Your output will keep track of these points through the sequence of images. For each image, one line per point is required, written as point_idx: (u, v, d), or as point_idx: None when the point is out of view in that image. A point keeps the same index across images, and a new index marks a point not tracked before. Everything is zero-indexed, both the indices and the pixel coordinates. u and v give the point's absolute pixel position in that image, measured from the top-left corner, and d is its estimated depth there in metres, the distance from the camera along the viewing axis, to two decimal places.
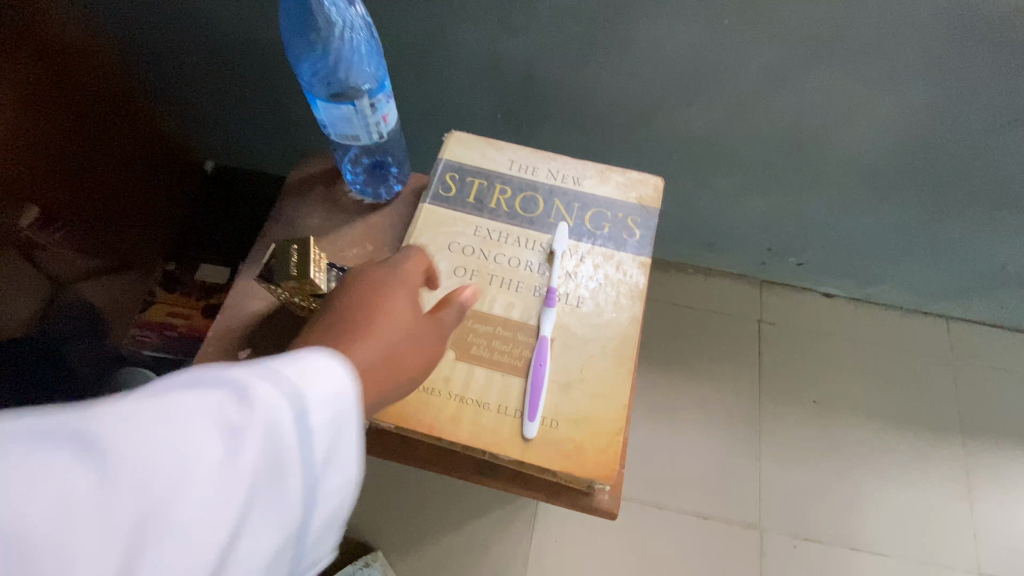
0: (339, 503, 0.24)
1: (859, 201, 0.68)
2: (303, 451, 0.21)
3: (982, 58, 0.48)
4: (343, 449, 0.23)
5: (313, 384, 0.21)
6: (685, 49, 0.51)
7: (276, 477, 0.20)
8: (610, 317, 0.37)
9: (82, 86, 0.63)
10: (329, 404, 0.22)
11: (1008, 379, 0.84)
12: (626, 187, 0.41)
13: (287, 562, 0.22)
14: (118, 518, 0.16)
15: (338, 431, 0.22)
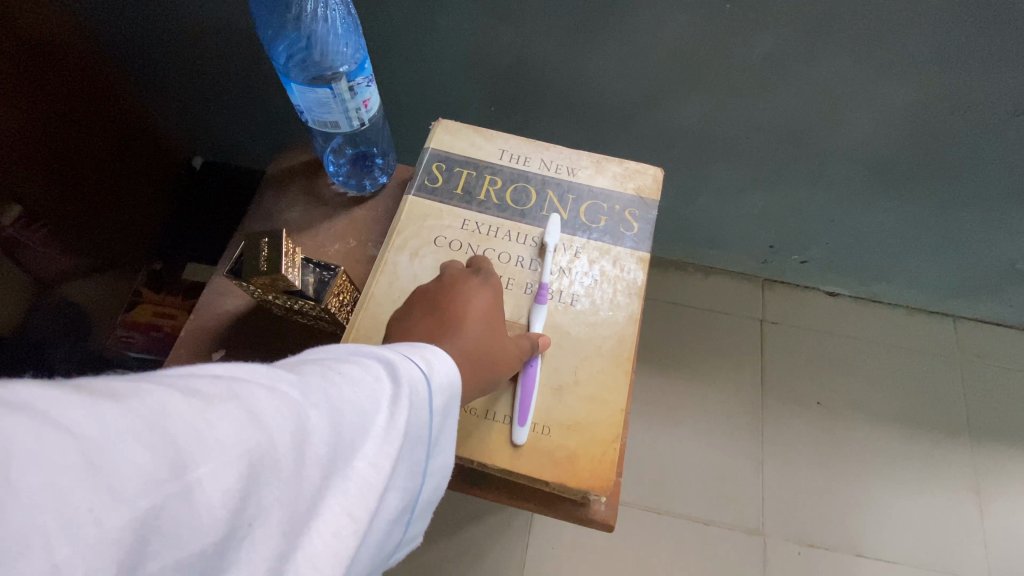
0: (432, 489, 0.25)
1: (865, 196, 0.65)
2: (431, 427, 0.23)
3: (998, 46, 0.45)
4: (449, 433, 0.25)
5: (441, 368, 0.24)
6: (685, 37, 0.49)
7: (411, 451, 0.22)
8: (606, 315, 0.35)
9: (73, 86, 0.61)
10: (450, 389, 0.24)
11: (1016, 378, 0.82)
12: (623, 178, 0.39)
13: (391, 543, 0.23)
14: (315, 472, 0.17)
15: (451, 413, 0.25)
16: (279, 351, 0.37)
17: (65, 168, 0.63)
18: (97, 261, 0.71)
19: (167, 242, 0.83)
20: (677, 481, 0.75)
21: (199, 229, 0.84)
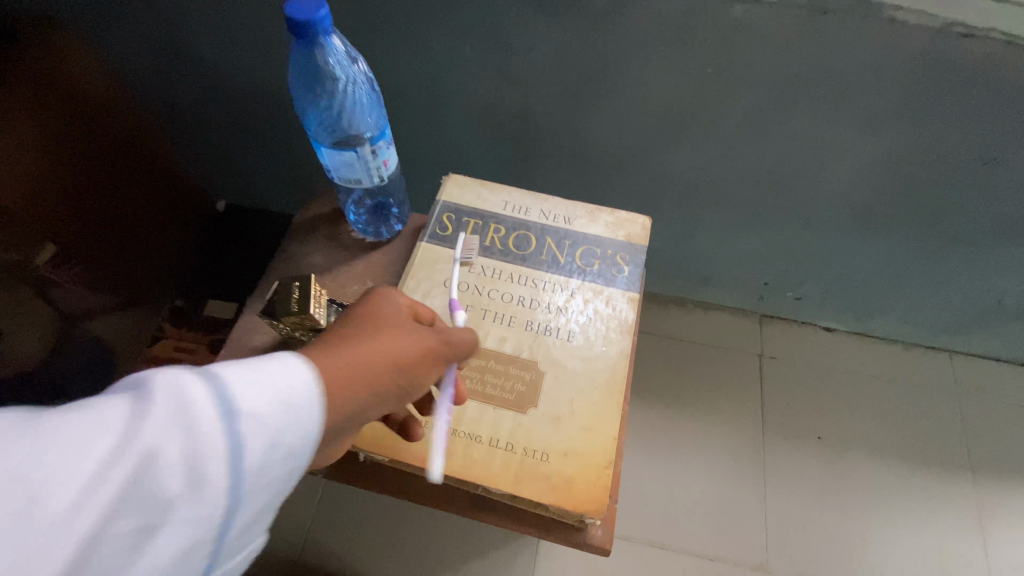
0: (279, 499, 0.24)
1: (851, 236, 0.69)
2: (242, 445, 0.21)
3: (960, 103, 0.49)
4: (286, 448, 0.22)
5: (273, 376, 0.22)
6: (671, 98, 0.54)
7: (209, 471, 0.20)
8: (600, 351, 0.38)
9: (108, 139, 0.68)
10: (283, 399, 0.22)
11: (1015, 413, 0.83)
12: (615, 226, 0.43)
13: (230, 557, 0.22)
14: (16, 493, 0.17)
15: (292, 425, 0.22)
16: None
17: (100, 214, 0.69)
18: (126, 297, 0.77)
19: (191, 280, 0.85)
20: (679, 515, 0.76)
21: (218, 267, 0.86)
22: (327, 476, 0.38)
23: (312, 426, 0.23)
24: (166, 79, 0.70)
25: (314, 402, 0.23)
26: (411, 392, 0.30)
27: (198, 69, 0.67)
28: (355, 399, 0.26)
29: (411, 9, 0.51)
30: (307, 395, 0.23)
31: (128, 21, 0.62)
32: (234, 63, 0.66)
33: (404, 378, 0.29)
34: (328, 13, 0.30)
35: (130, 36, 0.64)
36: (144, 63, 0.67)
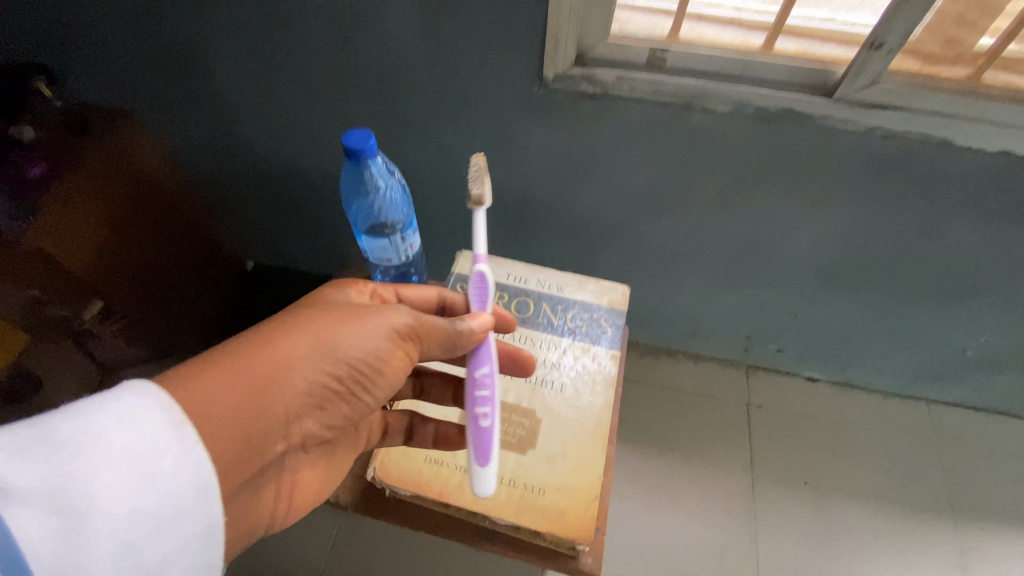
0: (212, 512, 0.28)
1: (818, 295, 0.77)
2: (95, 495, 0.24)
3: (894, 188, 0.58)
4: (112, 466, 0.25)
5: (100, 423, 0.26)
6: (649, 182, 0.63)
7: (89, 521, 0.24)
8: (587, 400, 0.45)
9: (160, 209, 0.77)
10: (123, 439, 0.26)
11: (991, 460, 0.88)
12: (599, 293, 0.51)
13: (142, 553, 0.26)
14: None
15: (146, 457, 0.26)
16: None
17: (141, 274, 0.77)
18: (157, 347, 0.84)
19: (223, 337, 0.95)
20: (675, 561, 0.80)
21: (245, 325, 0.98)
22: (355, 509, 0.44)
23: (188, 445, 0.27)
24: (206, 159, 0.79)
25: (182, 422, 0.27)
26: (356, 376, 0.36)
27: (236, 152, 0.75)
28: (271, 379, 0.32)
29: (428, 112, 0.60)
30: (114, 420, 0.26)
31: (179, 114, 0.72)
32: (268, 147, 0.73)
33: (339, 359, 0.35)
34: (374, 142, 0.39)
35: (179, 126, 0.74)
36: (191, 145, 0.77)
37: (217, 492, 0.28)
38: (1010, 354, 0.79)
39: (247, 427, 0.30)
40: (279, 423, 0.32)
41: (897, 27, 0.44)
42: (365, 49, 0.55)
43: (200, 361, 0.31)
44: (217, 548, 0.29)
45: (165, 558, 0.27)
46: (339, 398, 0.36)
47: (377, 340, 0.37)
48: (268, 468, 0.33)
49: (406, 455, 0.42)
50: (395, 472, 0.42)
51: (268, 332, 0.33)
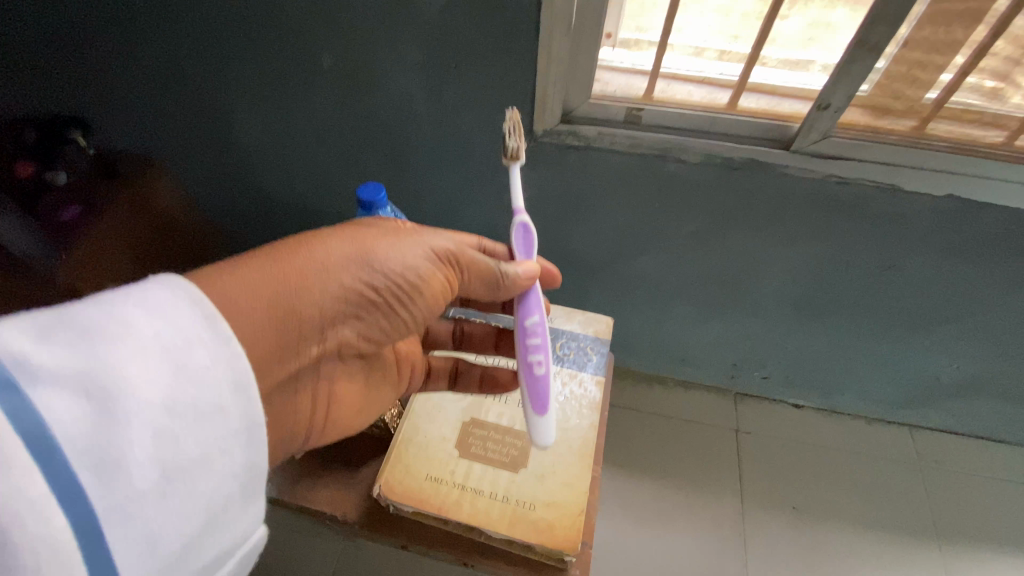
0: (249, 409, 0.27)
1: (796, 325, 0.82)
2: (128, 381, 0.24)
3: (855, 226, 0.63)
4: (137, 355, 0.24)
5: (129, 311, 0.25)
6: (632, 221, 0.69)
7: (123, 404, 0.23)
8: (574, 423, 0.49)
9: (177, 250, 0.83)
10: (156, 330, 0.25)
11: (972, 484, 0.91)
12: (585, 323, 0.56)
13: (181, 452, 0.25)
14: None
15: (179, 346, 0.26)
16: (342, 452, 0.52)
17: None
18: None
19: None
20: None
21: None
22: (361, 526, 0.48)
23: (221, 336, 0.27)
24: (219, 204, 0.83)
25: (215, 316, 0.27)
26: (392, 292, 0.38)
27: (249, 198, 0.80)
28: (312, 281, 0.33)
29: (430, 160, 0.66)
30: (140, 309, 0.26)
31: (201, 164, 0.77)
32: (281, 193, 0.78)
33: (375, 270, 0.37)
34: (383, 194, 0.45)
35: (199, 174, 0.79)
36: (206, 192, 0.81)
37: (251, 387, 0.27)
38: (980, 380, 0.84)
39: (286, 322, 0.32)
40: (316, 328, 0.34)
41: (840, 92, 0.50)
42: (374, 106, 0.62)
43: (242, 258, 0.32)
44: (258, 450, 0.28)
45: (205, 453, 0.26)
46: (374, 312, 0.38)
47: (413, 259, 0.39)
48: (304, 370, 0.35)
49: (409, 473, 0.46)
50: (399, 489, 0.45)
51: (314, 237, 0.35)
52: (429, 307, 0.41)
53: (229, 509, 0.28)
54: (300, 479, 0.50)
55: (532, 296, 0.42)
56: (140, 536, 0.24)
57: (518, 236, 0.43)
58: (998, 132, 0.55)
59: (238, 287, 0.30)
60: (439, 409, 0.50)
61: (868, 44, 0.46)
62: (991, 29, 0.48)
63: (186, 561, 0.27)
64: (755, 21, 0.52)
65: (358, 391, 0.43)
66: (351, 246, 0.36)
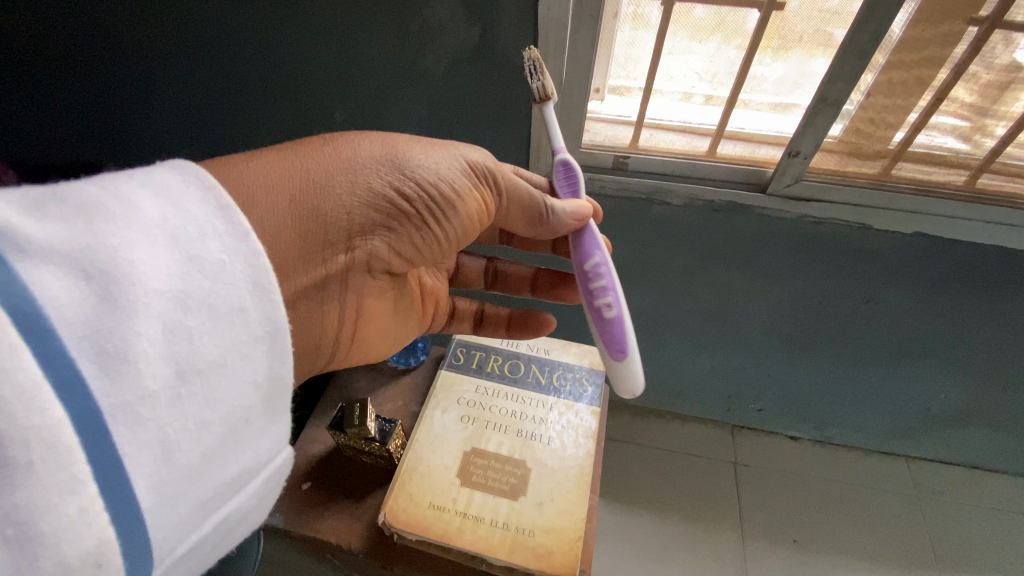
0: (269, 312, 0.27)
1: (786, 358, 0.84)
2: (135, 263, 0.23)
3: (833, 263, 0.68)
4: (144, 240, 0.24)
5: (141, 199, 0.25)
6: (624, 259, 0.73)
7: (131, 288, 0.22)
8: (571, 452, 0.51)
9: None
10: (164, 216, 0.25)
11: (964, 514, 0.94)
12: (580, 356, 0.59)
13: (191, 345, 0.24)
14: None
15: (193, 239, 0.25)
16: (348, 482, 0.54)
17: None
18: None
19: None
20: None
21: None
22: (366, 555, 0.49)
23: (234, 228, 0.26)
24: None
25: (228, 207, 0.26)
26: (422, 205, 0.39)
27: None
28: (336, 181, 0.35)
29: None
30: (146, 198, 0.25)
31: None
32: None
33: (401, 178, 0.38)
34: None
35: None
36: None
37: (271, 289, 0.27)
38: (968, 410, 0.86)
39: (309, 218, 0.34)
40: (342, 231, 0.36)
41: (807, 140, 0.55)
42: None
43: (264, 157, 0.34)
44: (279, 358, 0.27)
45: (220, 354, 0.25)
46: (402, 223, 0.39)
47: (444, 172, 0.40)
48: (333, 276, 0.37)
49: (413, 501, 0.48)
50: (403, 516, 0.47)
51: (350, 138, 0.38)
52: (458, 225, 0.42)
53: (248, 422, 0.27)
54: (308, 509, 0.52)
55: (590, 235, 0.42)
56: (153, 441, 0.23)
57: (561, 175, 0.44)
58: (960, 174, 0.58)
59: (271, 177, 0.33)
60: (442, 440, 0.52)
61: (829, 99, 0.51)
62: (952, 71, 0.49)
63: (204, 480, 0.25)
64: (733, 65, 0.55)
65: (388, 309, 0.47)
66: (385, 152, 0.38)
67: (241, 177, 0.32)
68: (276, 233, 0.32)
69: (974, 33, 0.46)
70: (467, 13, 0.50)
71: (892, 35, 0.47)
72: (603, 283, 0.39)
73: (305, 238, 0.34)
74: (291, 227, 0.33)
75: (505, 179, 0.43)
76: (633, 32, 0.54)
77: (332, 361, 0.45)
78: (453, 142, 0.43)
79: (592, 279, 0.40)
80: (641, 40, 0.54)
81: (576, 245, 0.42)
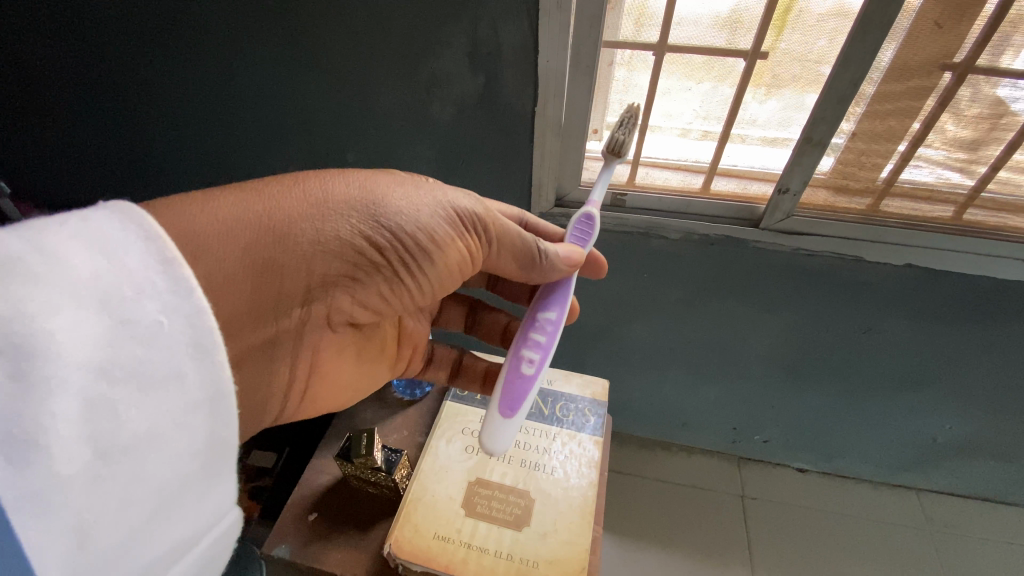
0: (211, 376, 0.26)
1: (789, 389, 0.85)
2: (54, 335, 0.23)
3: (829, 296, 0.69)
4: (69, 307, 0.23)
5: (74, 254, 0.24)
6: (624, 292, 0.75)
7: (46, 365, 0.22)
8: (574, 481, 0.52)
9: None
10: (95, 273, 0.24)
11: (980, 549, 0.92)
12: (583, 386, 0.60)
13: (115, 421, 0.24)
14: None
15: (126, 300, 0.24)
16: (353, 514, 0.54)
17: None
18: None
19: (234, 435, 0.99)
20: None
21: None
22: None
23: (171, 287, 0.25)
24: None
25: (171, 260, 0.26)
26: (394, 256, 0.40)
27: None
28: (302, 229, 0.35)
29: None
30: (80, 253, 0.25)
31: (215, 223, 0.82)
32: None
33: (376, 227, 0.38)
34: None
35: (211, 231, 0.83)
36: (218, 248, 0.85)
37: (215, 350, 0.26)
38: (975, 441, 0.85)
39: (263, 270, 0.34)
40: (298, 288, 0.36)
41: (796, 177, 0.57)
42: None
43: (227, 196, 0.34)
44: (221, 422, 0.27)
45: (151, 427, 0.25)
46: (369, 274, 0.40)
47: (421, 222, 0.40)
48: (281, 333, 0.38)
49: (418, 532, 0.48)
50: (408, 547, 0.47)
51: (323, 180, 0.38)
52: (433, 273, 0.43)
53: (186, 487, 0.27)
54: (313, 540, 0.53)
55: (559, 294, 0.46)
56: (66, 526, 0.23)
57: (580, 224, 0.49)
58: (947, 208, 0.59)
59: (224, 225, 0.32)
60: (447, 470, 0.53)
61: (814, 140, 0.54)
62: (923, 122, 0.53)
63: (137, 552, 0.26)
64: (725, 104, 0.58)
65: (345, 355, 0.48)
66: (363, 198, 0.38)
67: (190, 224, 0.31)
68: (222, 288, 0.32)
69: (942, 86, 0.50)
70: (472, 63, 0.54)
71: (868, 89, 0.51)
72: (541, 338, 0.44)
73: (256, 292, 0.34)
74: (244, 281, 0.33)
75: (488, 227, 0.45)
76: (628, 75, 0.58)
77: (281, 411, 0.45)
78: (434, 185, 0.43)
79: (536, 329, 0.45)
80: (638, 81, 0.58)
81: (547, 291, 0.47)
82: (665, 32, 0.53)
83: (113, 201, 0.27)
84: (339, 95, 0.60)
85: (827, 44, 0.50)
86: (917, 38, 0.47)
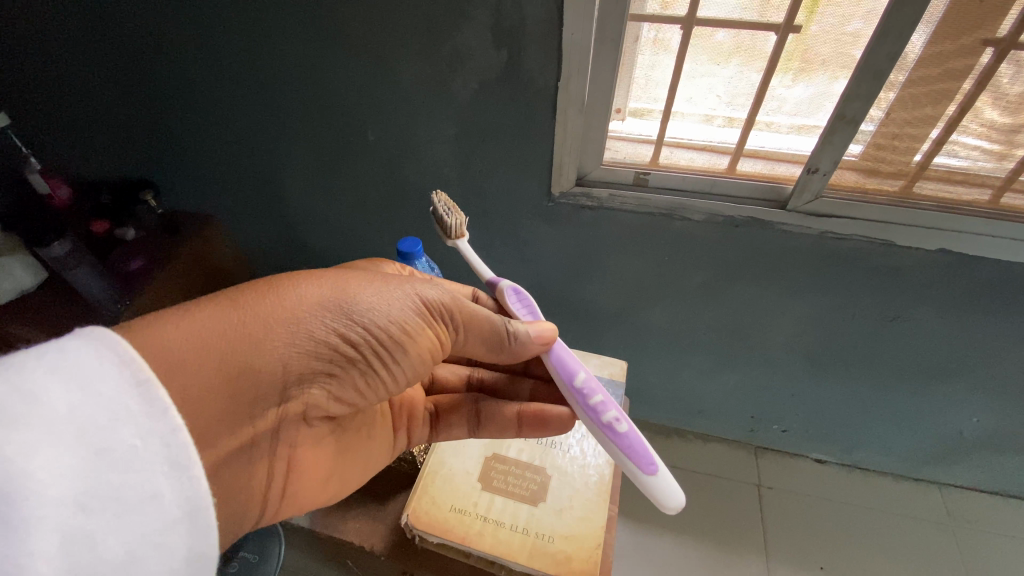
0: (187, 492, 0.27)
1: (810, 378, 0.84)
2: (30, 475, 0.23)
3: (856, 283, 0.68)
4: (43, 446, 0.24)
5: (49, 390, 0.25)
6: (646, 275, 0.75)
7: (21, 506, 0.23)
8: (591, 460, 0.52)
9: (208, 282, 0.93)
10: (69, 405, 0.25)
11: (1008, 545, 0.90)
12: (601, 366, 0.60)
13: (91, 552, 0.25)
14: None
15: (102, 431, 0.25)
16: (370, 486, 0.55)
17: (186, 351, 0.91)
18: None
19: None
20: None
21: None
22: (389, 557, 0.50)
23: (148, 411, 0.26)
24: (250, 236, 0.90)
25: (147, 382, 0.27)
26: (367, 348, 0.40)
27: (284, 242, 0.88)
28: (275, 334, 0.36)
29: None
30: (54, 384, 0.25)
31: (234, 208, 0.86)
32: (308, 229, 0.84)
33: (351, 322, 0.39)
34: (421, 247, 0.57)
35: (236, 217, 0.87)
36: (245, 233, 0.90)
37: (189, 466, 0.27)
38: (1003, 437, 0.83)
39: (238, 377, 0.34)
40: (275, 388, 0.36)
41: (826, 157, 0.55)
42: (412, 173, 0.70)
43: (195, 307, 0.34)
44: (200, 536, 0.28)
45: (128, 550, 0.26)
46: (345, 369, 0.40)
47: (392, 315, 0.41)
48: (258, 437, 0.37)
49: (435, 504, 0.49)
50: (425, 518, 0.48)
51: (293, 280, 0.39)
52: (408, 362, 0.43)
53: None
54: (332, 510, 0.54)
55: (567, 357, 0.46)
56: None
57: (514, 299, 0.49)
58: (984, 192, 0.57)
59: (196, 335, 0.32)
60: (463, 445, 0.54)
61: (846, 118, 0.52)
62: (959, 106, 0.51)
63: None
64: (752, 86, 0.56)
65: (323, 452, 0.44)
66: (333, 296, 0.39)
67: (162, 338, 0.31)
68: (199, 401, 0.32)
69: (980, 69, 0.48)
70: (496, 38, 0.54)
71: (898, 78, 0.50)
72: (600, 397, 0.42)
73: (233, 399, 0.33)
74: (220, 389, 0.33)
75: (455, 314, 0.45)
76: (654, 55, 0.56)
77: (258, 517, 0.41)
78: (402, 276, 0.44)
79: (592, 395, 0.42)
80: (662, 62, 0.56)
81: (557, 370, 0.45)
82: (693, 7, 0.51)
83: (90, 325, 0.28)
84: (360, 71, 0.61)
85: (862, 25, 0.48)
86: (958, 15, 0.45)
